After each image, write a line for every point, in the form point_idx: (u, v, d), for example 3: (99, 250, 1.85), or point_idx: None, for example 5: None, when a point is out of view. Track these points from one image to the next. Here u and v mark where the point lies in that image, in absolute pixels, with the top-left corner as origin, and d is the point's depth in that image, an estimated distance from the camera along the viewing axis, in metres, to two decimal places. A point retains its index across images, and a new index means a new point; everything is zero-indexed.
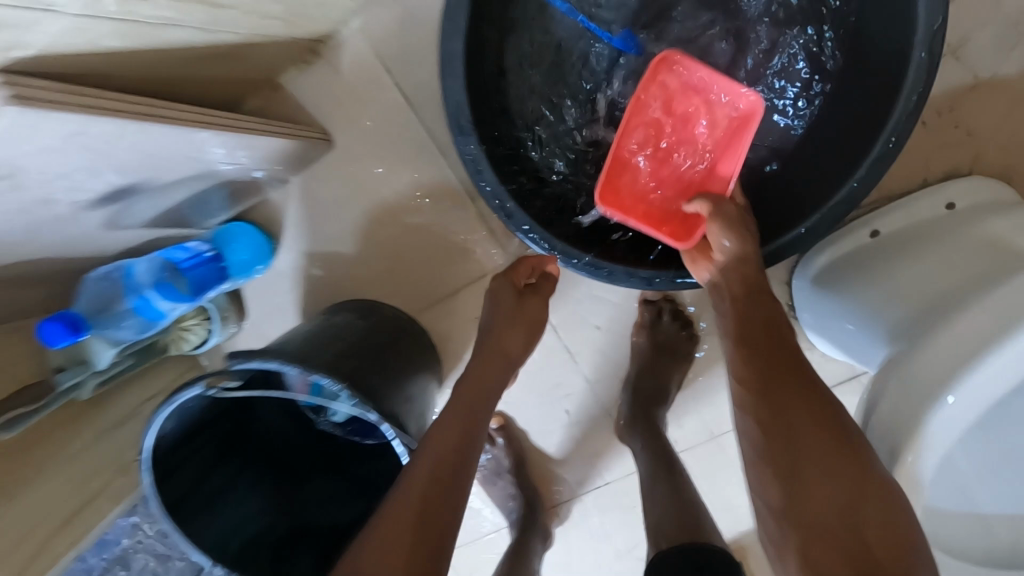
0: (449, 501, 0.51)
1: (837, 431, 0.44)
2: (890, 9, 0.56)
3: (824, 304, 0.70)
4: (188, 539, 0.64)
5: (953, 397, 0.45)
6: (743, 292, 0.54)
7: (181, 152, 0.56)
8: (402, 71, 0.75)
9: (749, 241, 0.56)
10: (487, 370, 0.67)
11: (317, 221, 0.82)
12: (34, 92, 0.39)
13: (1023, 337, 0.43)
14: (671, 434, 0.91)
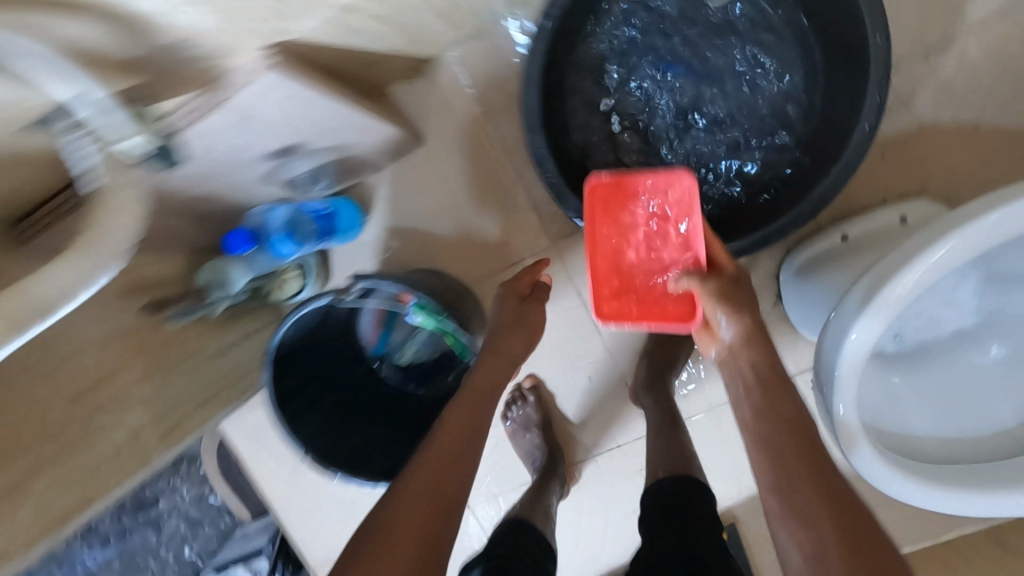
0: (444, 499, 0.66)
1: (838, 496, 0.57)
2: (852, 60, 0.78)
3: (807, 292, 0.88)
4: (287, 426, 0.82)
5: (855, 331, 0.63)
6: (756, 381, 0.65)
7: (332, 126, 0.78)
8: (484, 89, 0.98)
9: (735, 313, 0.66)
10: (486, 380, 0.82)
11: (402, 201, 1.03)
12: (282, 65, 0.60)
13: (905, 280, 0.60)
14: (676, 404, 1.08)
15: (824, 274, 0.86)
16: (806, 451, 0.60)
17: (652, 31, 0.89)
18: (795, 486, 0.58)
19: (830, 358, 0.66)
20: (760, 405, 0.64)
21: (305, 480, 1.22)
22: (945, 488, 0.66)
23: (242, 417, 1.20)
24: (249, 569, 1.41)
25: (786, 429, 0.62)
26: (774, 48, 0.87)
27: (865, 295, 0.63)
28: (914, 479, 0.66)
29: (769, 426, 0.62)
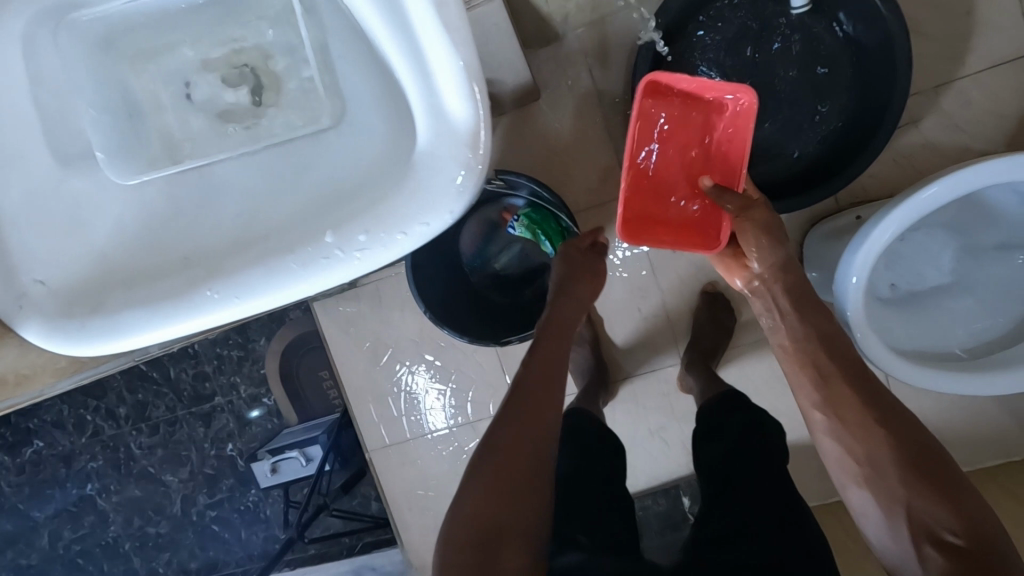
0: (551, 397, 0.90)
1: (881, 407, 0.78)
2: (881, 73, 1.05)
3: (826, 256, 1.13)
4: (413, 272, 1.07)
5: (855, 278, 0.89)
6: (791, 309, 0.86)
7: (497, 61, 1.04)
8: (595, 65, 1.25)
9: (775, 248, 0.88)
10: (569, 311, 1.03)
11: (513, 144, 1.29)
12: None
13: (883, 226, 0.87)
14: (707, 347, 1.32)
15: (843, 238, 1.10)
16: (850, 376, 0.81)
17: (734, 37, 1.12)
18: (837, 403, 0.80)
19: (845, 267, 0.90)
20: (795, 330, 0.85)
21: (379, 370, 1.43)
22: (917, 374, 0.91)
23: (336, 307, 1.42)
24: (303, 454, 1.59)
25: (835, 361, 0.82)
26: (823, 64, 1.12)
27: (872, 226, 0.89)
28: (896, 361, 0.91)
29: (807, 361, 0.83)
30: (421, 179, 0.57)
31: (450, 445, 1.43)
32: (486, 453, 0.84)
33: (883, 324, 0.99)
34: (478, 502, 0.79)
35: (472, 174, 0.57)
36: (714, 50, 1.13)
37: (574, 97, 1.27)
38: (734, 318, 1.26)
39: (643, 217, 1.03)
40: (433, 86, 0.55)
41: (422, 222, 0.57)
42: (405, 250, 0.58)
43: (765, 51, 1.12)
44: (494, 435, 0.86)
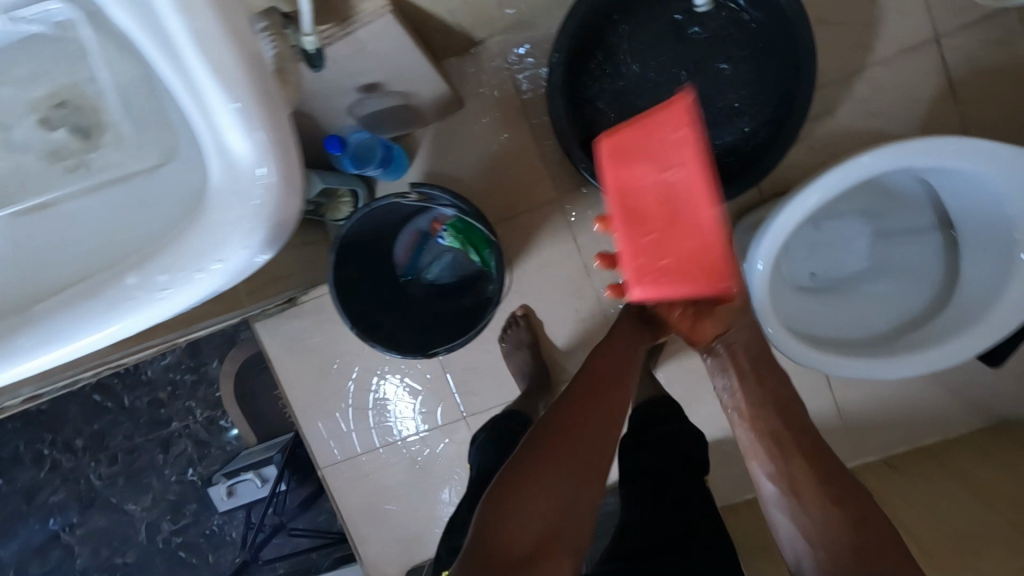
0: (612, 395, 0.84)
1: (834, 480, 0.78)
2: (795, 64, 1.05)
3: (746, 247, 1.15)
4: (337, 293, 1.04)
5: (760, 264, 0.90)
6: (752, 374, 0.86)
7: (410, 75, 1.04)
8: (517, 72, 1.26)
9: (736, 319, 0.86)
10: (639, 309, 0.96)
11: (442, 153, 1.30)
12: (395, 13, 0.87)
13: (785, 213, 0.89)
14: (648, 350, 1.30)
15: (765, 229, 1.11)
16: (797, 447, 0.81)
17: (649, 33, 1.13)
18: (792, 475, 0.79)
19: (753, 255, 0.91)
20: (755, 395, 0.85)
21: (326, 387, 1.42)
22: (827, 358, 0.92)
23: (279, 325, 1.41)
24: (258, 475, 1.58)
25: (790, 431, 0.83)
26: (740, 55, 1.11)
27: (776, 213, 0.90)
28: (807, 347, 0.92)
29: (766, 424, 0.83)
30: (212, 213, 0.45)
31: (401, 458, 1.43)
32: (524, 459, 0.75)
33: (795, 312, 1.00)
34: (508, 514, 0.70)
35: (262, 209, 0.44)
36: (630, 50, 1.14)
37: (499, 103, 1.28)
38: None
39: (705, 262, 0.60)
40: (213, 108, 0.41)
41: (218, 259, 0.45)
42: (201, 292, 0.47)
43: (679, 50, 1.13)
44: (537, 437, 0.77)
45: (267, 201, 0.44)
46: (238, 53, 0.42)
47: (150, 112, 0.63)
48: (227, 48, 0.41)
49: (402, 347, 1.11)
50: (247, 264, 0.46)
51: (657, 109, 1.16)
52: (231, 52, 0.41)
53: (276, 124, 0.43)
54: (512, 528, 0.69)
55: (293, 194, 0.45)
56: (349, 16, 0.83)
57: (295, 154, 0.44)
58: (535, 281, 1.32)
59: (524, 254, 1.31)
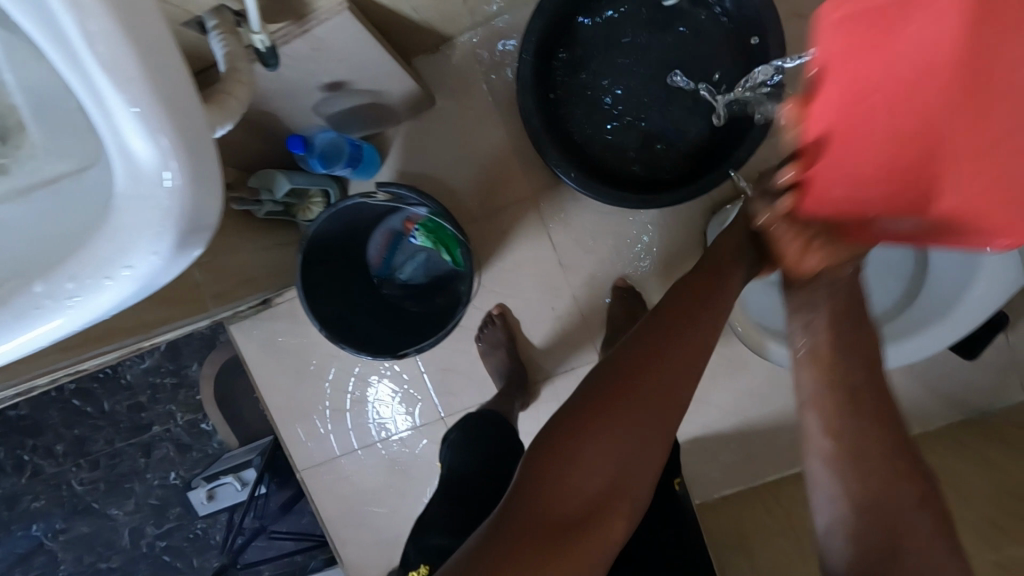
0: (684, 343, 0.75)
1: (883, 446, 0.76)
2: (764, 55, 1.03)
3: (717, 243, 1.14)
4: (306, 295, 1.03)
5: None
6: (834, 322, 0.82)
7: (376, 74, 1.02)
8: (489, 68, 1.25)
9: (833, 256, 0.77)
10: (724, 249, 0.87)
11: (414, 151, 1.28)
12: (354, 12, 0.85)
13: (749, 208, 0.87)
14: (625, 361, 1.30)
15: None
16: (865, 410, 0.78)
17: (621, 28, 1.12)
18: (855, 434, 0.77)
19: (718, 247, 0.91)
20: (842, 335, 0.81)
21: (303, 389, 1.41)
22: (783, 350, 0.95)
23: (255, 327, 1.40)
24: (239, 478, 1.57)
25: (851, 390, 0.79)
26: (712, 48, 1.10)
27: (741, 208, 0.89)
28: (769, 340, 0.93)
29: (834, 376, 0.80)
30: (117, 216, 0.38)
31: (381, 458, 1.42)
32: (582, 411, 0.70)
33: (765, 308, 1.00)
34: (558, 470, 0.66)
35: (174, 212, 0.37)
36: (599, 45, 1.13)
37: (472, 100, 1.26)
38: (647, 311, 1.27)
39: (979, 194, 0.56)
40: (110, 106, 0.36)
41: (124, 266, 0.38)
42: (107, 304, 0.39)
43: (649, 44, 1.12)
44: (595, 390, 0.72)
45: (181, 203, 0.37)
46: (139, 45, 0.36)
47: (63, 116, 0.55)
48: (125, 39, 0.36)
49: (373, 347, 1.10)
50: (161, 272, 0.38)
51: (630, 103, 1.15)
52: (125, 45, 0.36)
53: (192, 121, 0.37)
54: (560, 487, 0.66)
55: (216, 191, 0.39)
56: (307, 14, 0.82)
57: (210, 153, 0.38)
58: (510, 279, 1.31)
59: (499, 252, 1.30)
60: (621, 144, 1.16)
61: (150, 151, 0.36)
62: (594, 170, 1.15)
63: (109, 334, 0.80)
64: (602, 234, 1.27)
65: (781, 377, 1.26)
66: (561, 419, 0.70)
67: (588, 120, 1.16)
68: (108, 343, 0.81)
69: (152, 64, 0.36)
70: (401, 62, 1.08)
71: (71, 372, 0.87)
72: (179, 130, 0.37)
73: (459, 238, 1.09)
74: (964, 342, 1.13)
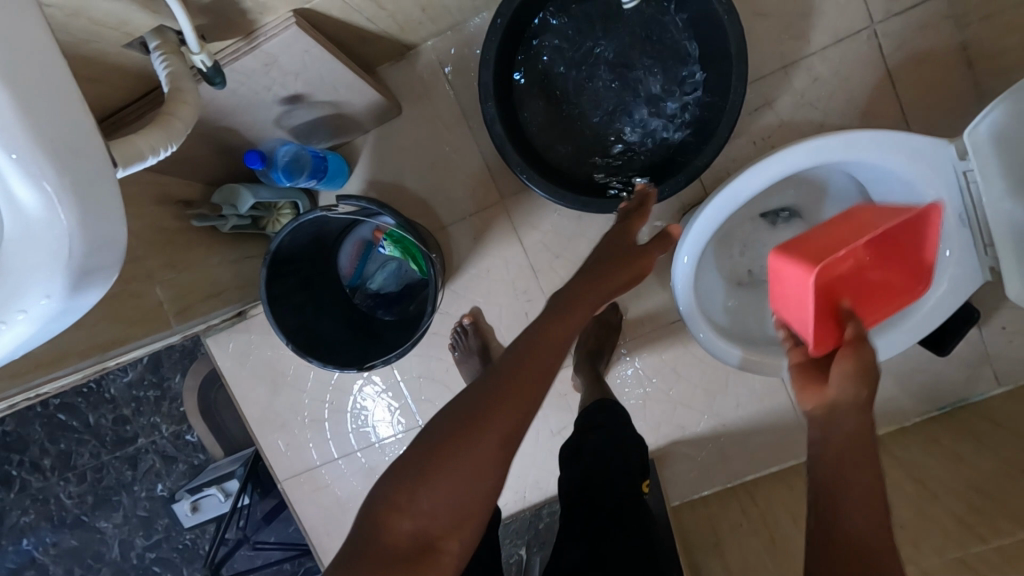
0: (537, 361, 0.68)
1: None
2: (724, 56, 1.04)
3: None
4: (273, 312, 1.03)
5: (686, 258, 0.90)
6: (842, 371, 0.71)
7: (336, 85, 1.02)
8: (454, 73, 1.24)
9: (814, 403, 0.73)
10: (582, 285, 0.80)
11: (383, 159, 1.28)
12: (304, 26, 0.85)
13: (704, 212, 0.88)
14: (608, 375, 1.31)
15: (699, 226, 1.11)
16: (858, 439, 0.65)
17: (583, 32, 1.12)
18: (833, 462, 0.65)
19: (679, 248, 0.91)
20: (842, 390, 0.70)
21: (281, 399, 1.41)
22: (748, 356, 0.93)
23: (230, 339, 1.40)
24: (222, 489, 1.58)
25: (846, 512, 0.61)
26: (673, 51, 1.11)
27: (697, 217, 0.89)
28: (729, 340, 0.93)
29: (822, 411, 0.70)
30: (6, 265, 0.44)
31: (361, 467, 1.42)
32: (417, 448, 0.63)
33: (728, 312, 1.00)
34: (392, 512, 0.61)
35: (68, 253, 0.43)
36: (561, 50, 1.13)
37: (439, 107, 1.26)
38: (619, 315, 1.27)
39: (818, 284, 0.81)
40: None
41: (19, 310, 0.44)
42: (12, 343, 0.45)
43: (611, 47, 1.12)
44: (438, 422, 0.64)
45: (72, 243, 0.43)
46: (29, 97, 0.41)
47: None
48: (17, 90, 0.41)
49: (341, 359, 1.11)
50: (65, 309, 0.45)
51: (593, 106, 1.15)
52: (14, 96, 0.41)
53: (92, 160, 0.44)
54: (392, 530, 0.60)
55: (117, 218, 0.45)
56: (255, 30, 0.82)
57: (99, 196, 0.44)
58: (483, 286, 1.31)
59: (470, 258, 1.30)
60: (585, 148, 1.16)
61: (35, 199, 0.42)
62: (559, 174, 1.15)
63: (62, 358, 0.79)
64: (572, 239, 1.27)
65: (755, 378, 1.26)
66: (401, 455, 0.64)
67: (553, 125, 1.16)
68: (63, 366, 0.81)
69: (47, 109, 0.42)
70: (362, 72, 1.08)
71: (31, 397, 0.86)
72: (66, 172, 0.43)
73: (423, 248, 1.09)
74: (934, 337, 1.12)
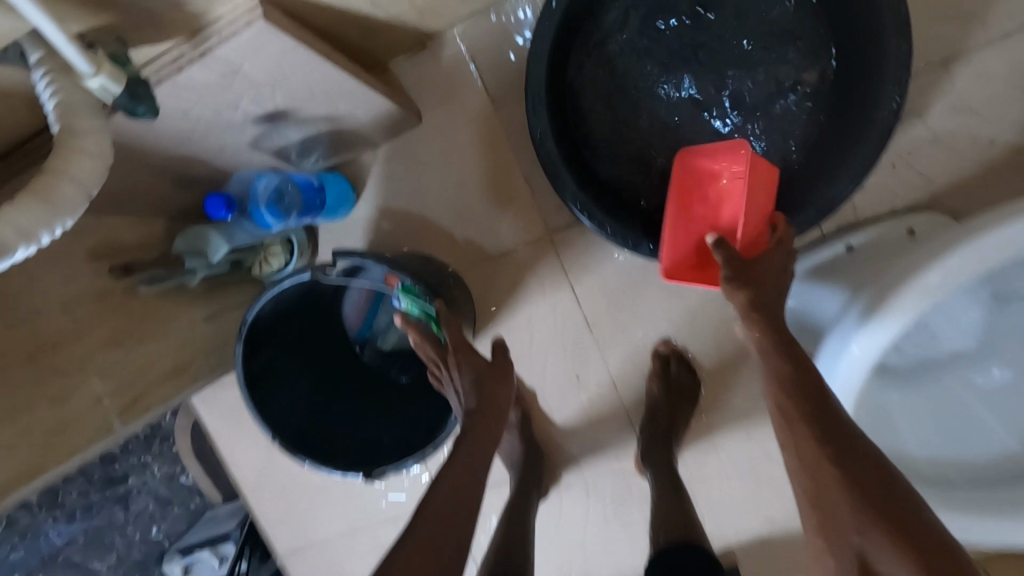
0: (494, 413, 0.77)
1: (863, 513, 0.52)
2: (871, 51, 0.74)
3: (812, 289, 0.85)
4: (258, 410, 0.79)
5: (858, 348, 0.61)
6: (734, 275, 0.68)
7: (329, 94, 0.74)
8: (487, 71, 0.95)
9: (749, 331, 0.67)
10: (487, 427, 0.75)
11: (395, 181, 1.01)
12: (274, 17, 0.56)
13: (904, 298, 0.59)
14: (681, 459, 1.05)
15: (839, 274, 0.82)
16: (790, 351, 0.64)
17: (665, 17, 0.83)
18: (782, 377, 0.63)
19: (848, 330, 0.63)
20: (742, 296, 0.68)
21: (278, 464, 1.18)
22: None
23: (217, 393, 1.17)
24: (216, 553, 1.36)
25: (819, 424, 0.58)
26: (789, 41, 0.81)
27: (887, 297, 0.60)
28: None
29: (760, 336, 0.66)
30: None
31: (373, 547, 1.18)
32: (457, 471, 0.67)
33: (872, 428, 0.70)
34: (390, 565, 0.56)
35: None
36: (633, 38, 0.85)
37: (465, 114, 0.98)
38: (697, 382, 1.00)
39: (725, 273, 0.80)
40: None
41: None
42: None
43: (703, 35, 0.83)
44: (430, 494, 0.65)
45: None
46: None
47: None
48: None
49: (351, 450, 0.86)
50: None
51: (674, 115, 0.86)
52: None
53: None
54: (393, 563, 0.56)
55: None
56: (202, 26, 0.54)
57: None
58: (523, 341, 1.04)
59: (506, 308, 1.03)
60: (665, 172, 0.88)
61: None
62: (630, 204, 0.89)
63: None
64: (639, 279, 1.01)
65: None
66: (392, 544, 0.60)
67: (620, 136, 0.87)
68: None
69: None
70: (360, 71, 0.79)
71: None
72: None
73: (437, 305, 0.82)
74: None
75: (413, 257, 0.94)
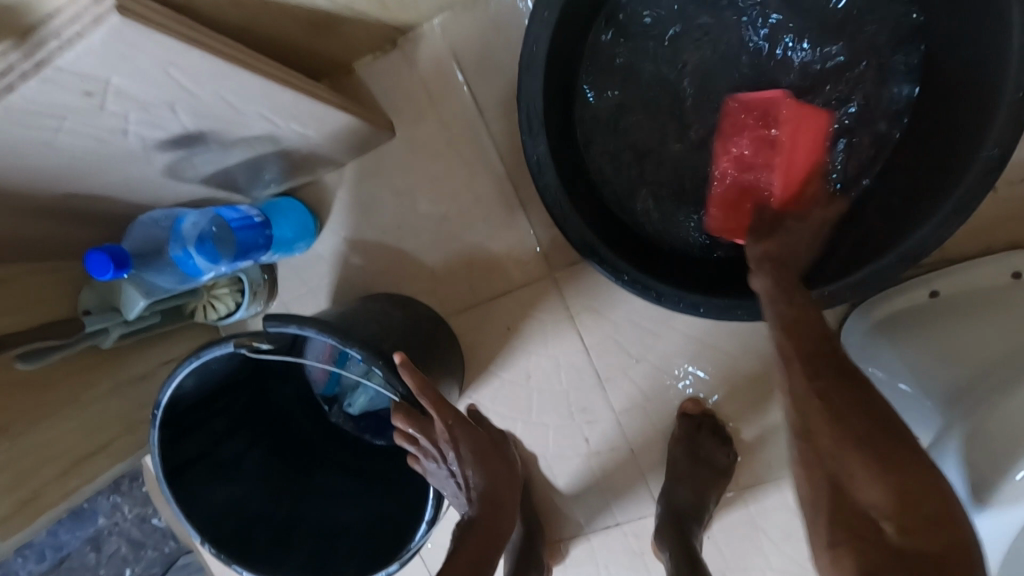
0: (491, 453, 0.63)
1: (832, 424, 0.44)
2: (978, 46, 0.55)
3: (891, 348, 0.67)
4: (182, 509, 0.63)
5: None
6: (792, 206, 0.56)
7: (261, 109, 0.57)
8: (474, 74, 0.78)
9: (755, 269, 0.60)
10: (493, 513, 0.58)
11: (365, 208, 0.84)
12: (142, 10, 0.39)
13: None
14: (704, 543, 0.86)
15: (919, 338, 0.65)
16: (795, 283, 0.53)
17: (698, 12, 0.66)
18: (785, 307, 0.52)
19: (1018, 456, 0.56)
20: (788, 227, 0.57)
21: None
22: None
23: None
24: None
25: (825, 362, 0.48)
26: (852, 40, 0.65)
27: None
28: None
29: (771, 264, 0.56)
30: None
31: None
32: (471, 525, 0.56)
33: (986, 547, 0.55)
34: None
35: None
36: (654, 42, 0.68)
37: (450, 126, 0.80)
38: (732, 455, 0.82)
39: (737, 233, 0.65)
40: None
41: None
42: None
43: (742, 38, 0.67)
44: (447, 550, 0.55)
45: None
46: None
47: None
48: None
49: (304, 544, 0.69)
50: None
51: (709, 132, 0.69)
52: None
53: None
54: None
55: None
56: (38, 27, 0.38)
57: None
58: (520, 398, 0.87)
59: (500, 358, 0.86)
60: (695, 201, 0.71)
61: None
62: (653, 242, 0.72)
63: None
64: (661, 325, 0.83)
65: None
66: None
67: (640, 159, 0.72)
68: None
69: None
70: (298, 76, 0.61)
71: None
72: None
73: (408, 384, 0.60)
74: None
75: (389, 301, 0.75)
